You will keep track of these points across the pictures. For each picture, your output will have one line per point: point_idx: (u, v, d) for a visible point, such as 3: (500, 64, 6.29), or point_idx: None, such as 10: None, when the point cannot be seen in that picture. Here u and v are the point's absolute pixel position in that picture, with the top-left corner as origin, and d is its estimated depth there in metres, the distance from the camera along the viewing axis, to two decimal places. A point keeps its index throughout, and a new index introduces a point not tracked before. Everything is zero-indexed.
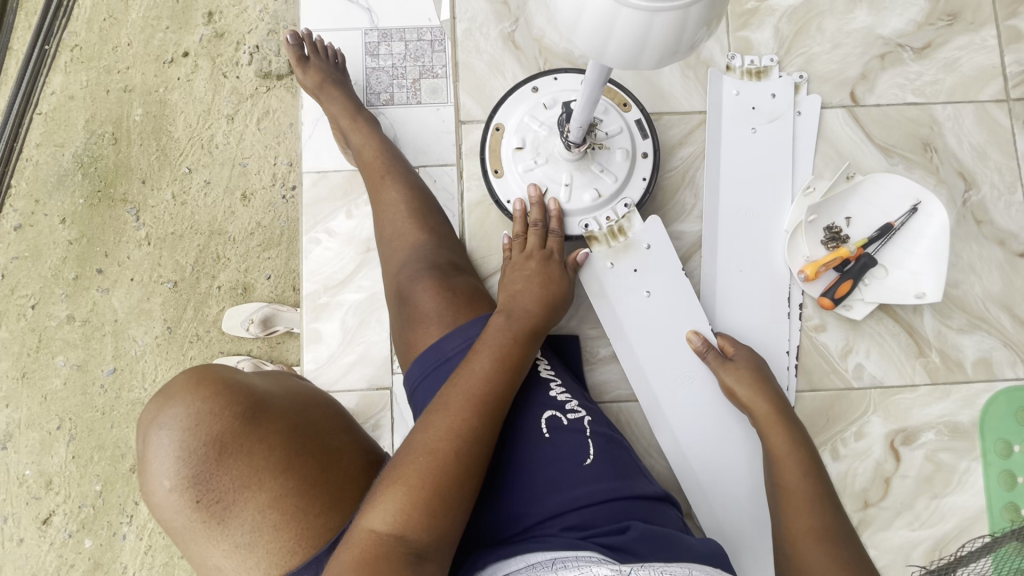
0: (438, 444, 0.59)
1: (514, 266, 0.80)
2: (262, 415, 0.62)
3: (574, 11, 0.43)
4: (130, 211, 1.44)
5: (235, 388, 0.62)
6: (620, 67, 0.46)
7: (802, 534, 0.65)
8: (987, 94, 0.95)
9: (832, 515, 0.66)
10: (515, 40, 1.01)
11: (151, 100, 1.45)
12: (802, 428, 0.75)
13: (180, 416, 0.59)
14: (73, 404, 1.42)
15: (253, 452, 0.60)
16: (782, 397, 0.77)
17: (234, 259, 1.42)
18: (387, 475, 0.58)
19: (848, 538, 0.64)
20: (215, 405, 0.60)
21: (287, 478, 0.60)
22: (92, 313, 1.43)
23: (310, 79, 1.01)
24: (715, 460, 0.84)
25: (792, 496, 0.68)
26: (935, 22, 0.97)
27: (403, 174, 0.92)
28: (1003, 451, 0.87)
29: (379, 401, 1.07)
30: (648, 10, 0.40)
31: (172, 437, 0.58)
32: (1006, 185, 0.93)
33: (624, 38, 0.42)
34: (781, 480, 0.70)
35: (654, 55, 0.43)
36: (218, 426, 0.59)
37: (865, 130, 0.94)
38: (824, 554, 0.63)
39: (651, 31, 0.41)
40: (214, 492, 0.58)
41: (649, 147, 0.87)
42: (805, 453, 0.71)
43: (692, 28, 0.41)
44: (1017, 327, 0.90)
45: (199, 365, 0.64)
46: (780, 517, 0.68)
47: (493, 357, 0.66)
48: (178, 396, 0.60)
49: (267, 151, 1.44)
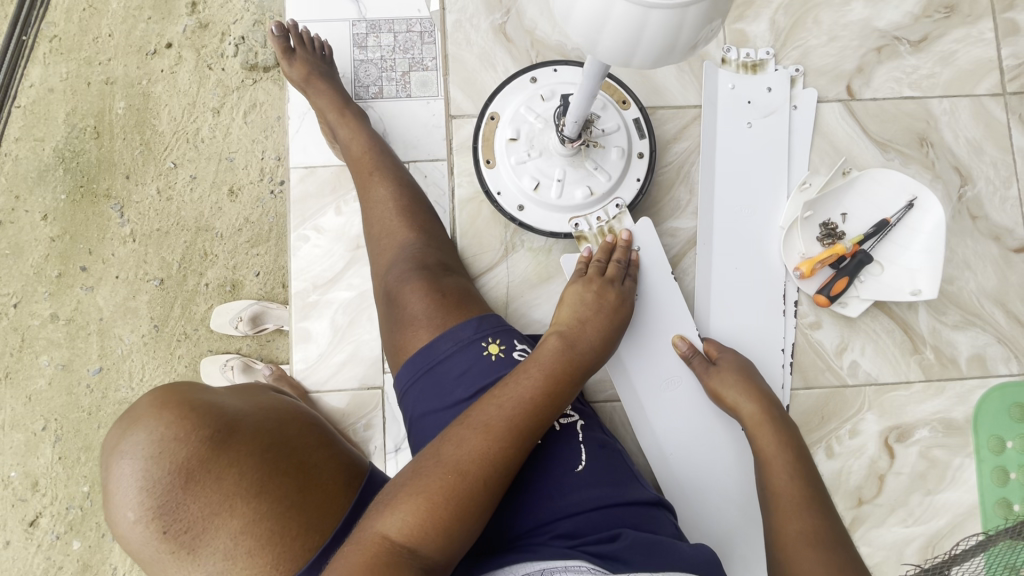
0: (470, 464, 0.55)
1: (587, 287, 0.75)
2: (233, 437, 0.55)
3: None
4: (114, 207, 1.40)
5: (203, 409, 0.54)
6: (612, 64, 0.44)
7: (792, 540, 0.63)
8: (984, 88, 0.94)
9: (825, 516, 0.65)
10: (507, 32, 0.99)
11: (134, 93, 1.41)
12: (792, 425, 0.74)
13: (143, 445, 0.51)
14: (59, 404, 1.39)
15: (224, 477, 0.52)
16: (777, 404, 0.76)
17: (222, 256, 1.40)
18: (405, 483, 0.55)
19: (841, 540, 0.62)
20: (181, 430, 0.52)
21: (261, 501, 0.53)
22: (77, 312, 1.40)
23: (297, 71, 0.98)
24: (691, 471, 0.83)
25: (784, 497, 0.67)
26: (933, 14, 0.95)
27: (391, 171, 0.90)
28: (995, 448, 0.88)
29: (370, 401, 1.06)
30: (643, 6, 0.38)
31: (134, 467, 0.50)
32: (1001, 181, 0.92)
33: (617, 32, 0.41)
34: (770, 482, 0.69)
35: (648, 54, 0.42)
36: (183, 452, 0.51)
37: (861, 124, 0.93)
38: (816, 560, 0.60)
39: (645, 28, 0.39)
40: (182, 520, 0.50)
41: (645, 147, 0.85)
42: (793, 454, 0.70)
43: (688, 30, 0.40)
44: (1011, 324, 0.90)
45: (164, 385, 0.56)
46: (771, 523, 0.66)
47: (543, 384, 0.62)
48: (141, 419, 0.52)
49: (254, 145, 1.41)
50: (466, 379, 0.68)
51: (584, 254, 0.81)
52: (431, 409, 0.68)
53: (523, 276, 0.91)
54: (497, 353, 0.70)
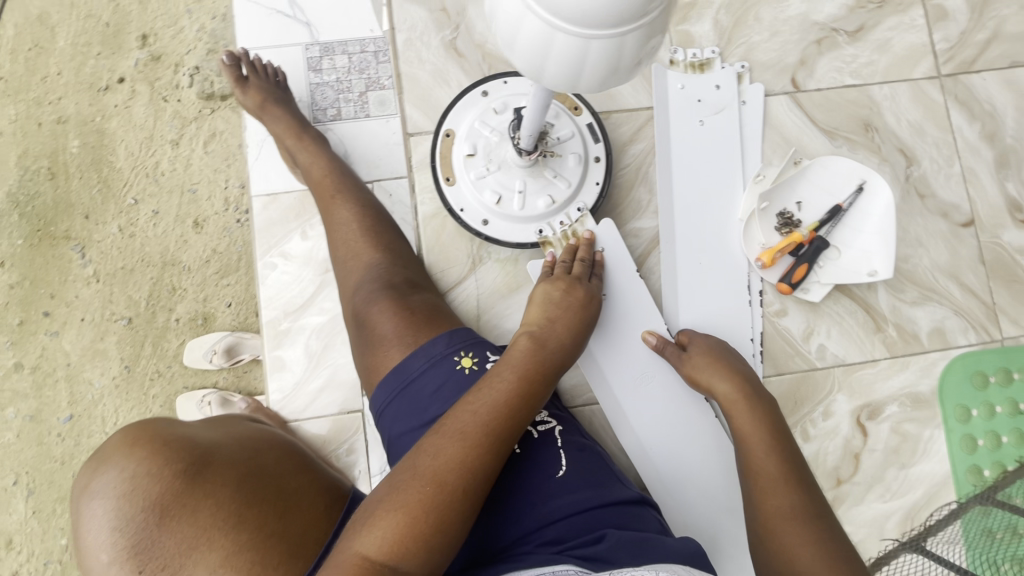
0: (446, 473, 0.55)
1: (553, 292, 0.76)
2: (206, 468, 0.53)
3: (510, 28, 0.37)
4: (75, 248, 1.37)
5: (174, 443, 0.53)
6: (560, 91, 0.41)
7: (775, 515, 0.65)
8: (920, 71, 0.98)
9: (805, 492, 0.66)
10: (458, 47, 0.99)
11: (88, 131, 1.38)
12: (767, 403, 0.75)
13: (114, 483, 0.50)
14: (30, 456, 1.34)
15: (198, 509, 0.51)
16: (752, 382, 0.77)
17: (191, 289, 1.37)
18: (382, 499, 0.54)
19: (820, 512, 0.65)
20: (152, 465, 0.51)
21: (239, 531, 0.51)
22: (43, 359, 1.36)
23: (251, 100, 0.98)
24: (675, 465, 0.83)
25: (762, 475, 0.68)
26: (866, 5, 0.99)
27: (354, 192, 0.90)
28: (962, 417, 0.90)
29: (351, 424, 1.04)
30: (583, 37, 0.35)
31: (106, 507, 0.49)
32: (944, 159, 0.96)
33: (560, 63, 0.37)
34: (751, 461, 0.70)
35: (593, 82, 0.39)
36: (155, 488, 0.50)
37: (809, 115, 0.96)
38: (799, 534, 0.63)
39: (587, 58, 0.36)
40: (158, 557, 0.49)
41: (601, 150, 0.86)
42: (770, 432, 0.71)
43: (630, 55, 0.37)
44: (965, 295, 0.93)
45: (137, 421, 0.55)
46: (753, 501, 0.68)
47: (517, 386, 0.62)
48: (109, 458, 0.51)
49: (216, 174, 1.39)
50: (441, 395, 0.68)
51: (548, 257, 0.81)
52: (408, 428, 0.68)
53: (492, 287, 0.90)
54: (470, 366, 0.69)
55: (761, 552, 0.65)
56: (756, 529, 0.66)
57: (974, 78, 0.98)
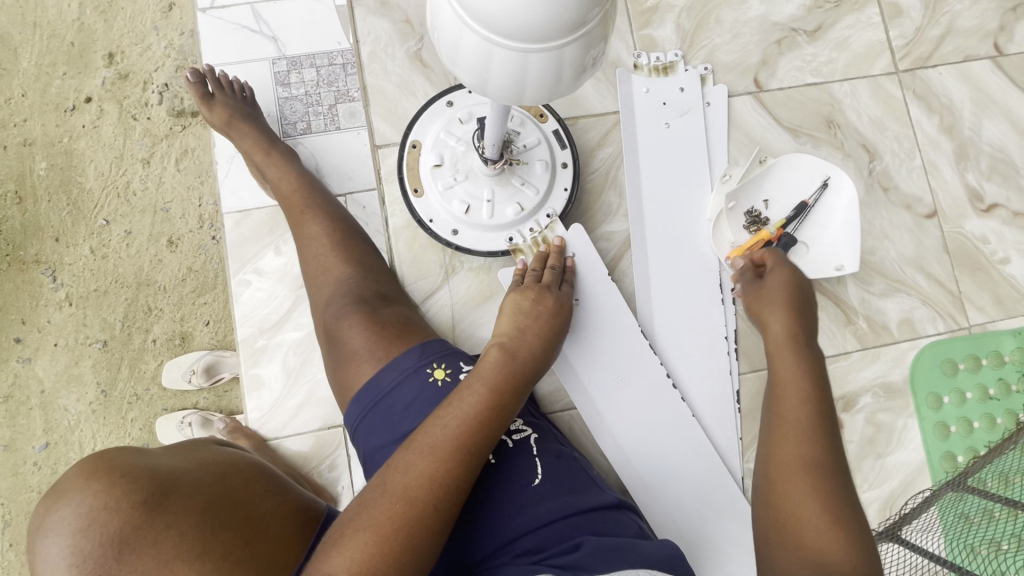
0: (416, 490, 0.55)
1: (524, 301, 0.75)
2: (170, 498, 0.51)
3: (451, 42, 0.37)
4: (46, 272, 1.34)
5: (135, 473, 0.50)
6: (504, 103, 0.41)
7: (789, 463, 0.62)
8: (879, 68, 1.00)
9: (828, 448, 0.63)
10: (423, 58, 0.99)
11: (56, 152, 1.36)
12: (817, 357, 0.72)
13: (70, 519, 0.47)
14: (6, 487, 1.31)
15: (161, 542, 0.48)
16: (807, 334, 0.74)
17: (167, 309, 1.35)
18: (352, 519, 0.54)
19: (839, 476, 0.61)
20: (111, 497, 0.48)
21: (206, 561, 0.49)
22: (16, 386, 1.33)
23: (217, 116, 0.97)
24: (654, 468, 0.83)
25: (787, 421, 0.66)
26: (824, 4, 1.01)
27: (323, 206, 0.89)
28: (934, 405, 0.92)
29: (332, 440, 1.03)
30: (521, 51, 0.35)
31: (62, 544, 0.46)
32: (905, 153, 0.98)
33: (502, 77, 0.37)
34: (779, 404, 0.68)
35: (537, 94, 0.39)
36: (115, 522, 0.47)
37: (773, 114, 0.97)
38: (810, 486, 0.60)
39: (527, 72, 0.36)
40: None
41: (568, 156, 0.87)
42: (811, 383, 0.68)
43: (570, 67, 0.37)
44: (932, 285, 0.95)
45: (95, 453, 0.52)
46: (770, 445, 0.66)
47: (487, 398, 0.62)
48: (67, 492, 0.48)
49: (190, 192, 1.37)
50: (414, 409, 0.67)
51: (519, 265, 0.81)
52: (382, 443, 0.67)
53: (466, 296, 0.90)
54: (443, 378, 0.69)
55: (763, 498, 0.63)
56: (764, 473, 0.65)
57: (931, 73, 1.01)
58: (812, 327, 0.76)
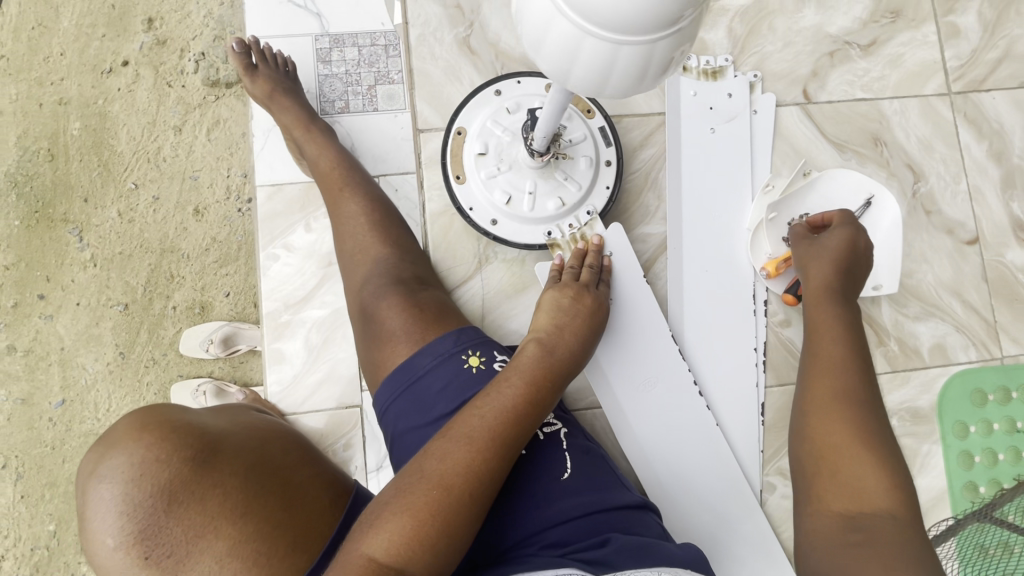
0: (454, 476, 0.55)
1: (560, 297, 0.75)
2: (216, 457, 0.52)
3: (539, 29, 0.37)
4: (73, 231, 1.35)
5: (183, 430, 0.52)
6: (583, 93, 0.41)
7: (823, 395, 0.68)
8: (931, 88, 0.99)
9: (863, 381, 0.68)
10: (471, 45, 0.98)
11: (90, 113, 1.37)
12: (852, 303, 0.75)
13: (122, 468, 0.48)
14: (20, 440, 1.32)
15: (207, 498, 0.50)
16: (849, 282, 0.76)
17: (189, 277, 1.36)
18: (390, 501, 0.54)
19: (875, 405, 0.66)
20: (162, 450, 0.50)
21: (247, 520, 0.51)
22: (36, 342, 1.34)
23: (259, 88, 0.96)
24: (674, 473, 0.83)
25: (824, 361, 0.71)
26: (880, 19, 0.99)
27: (362, 185, 0.89)
28: (960, 433, 0.91)
29: (349, 420, 1.04)
30: (613, 42, 0.34)
31: (114, 491, 0.48)
32: (951, 176, 0.97)
33: (588, 66, 0.37)
34: (816, 346, 0.73)
35: (620, 86, 0.38)
36: (165, 474, 0.49)
37: (819, 127, 0.96)
38: (841, 413, 0.66)
39: (615, 63, 0.36)
40: (164, 544, 0.48)
41: (612, 154, 0.86)
42: (847, 328, 0.72)
43: (658, 62, 0.36)
44: (968, 312, 0.94)
45: (146, 407, 0.54)
46: (807, 380, 0.71)
47: (524, 392, 0.62)
48: (118, 443, 0.50)
49: (219, 162, 1.38)
50: (447, 394, 0.67)
51: (557, 261, 0.81)
52: (412, 426, 0.67)
53: (498, 287, 0.90)
54: (477, 365, 0.69)
55: (803, 430, 0.68)
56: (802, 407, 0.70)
57: (983, 96, 0.99)
58: (857, 276, 0.78)
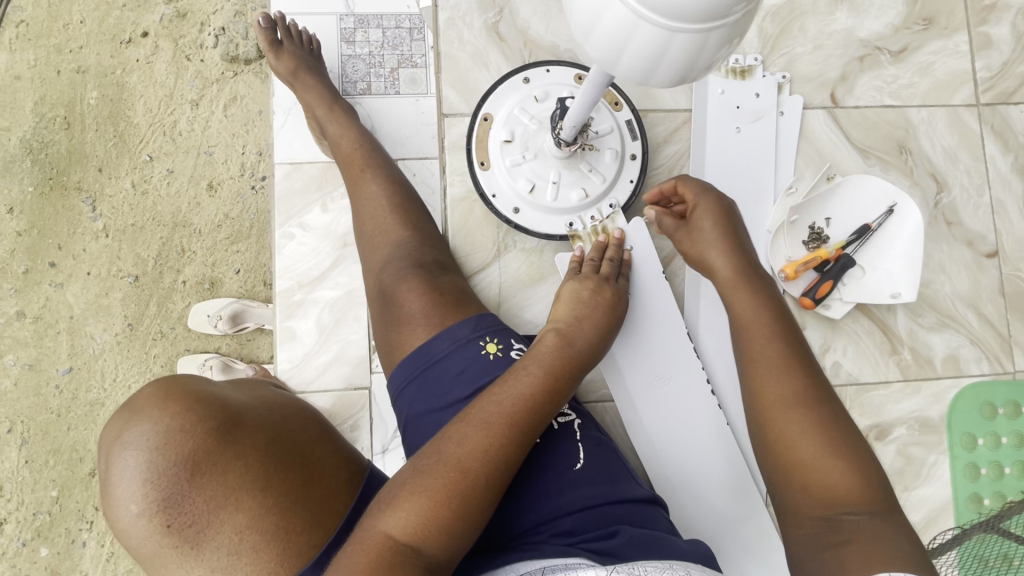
0: (472, 461, 0.55)
1: (580, 289, 0.75)
2: (238, 430, 0.52)
3: (591, 13, 0.37)
4: (86, 200, 1.35)
5: (207, 401, 0.52)
6: (630, 81, 0.40)
7: (773, 401, 0.63)
8: (959, 98, 0.98)
9: (805, 369, 0.64)
10: (500, 31, 0.97)
11: (107, 83, 1.36)
12: (768, 283, 0.72)
13: (147, 436, 0.48)
14: (26, 405, 1.33)
15: (229, 471, 0.50)
16: (745, 253, 0.73)
17: (200, 252, 1.36)
18: (408, 481, 0.54)
19: (823, 392, 0.63)
20: (186, 420, 0.49)
21: (267, 495, 0.51)
22: (45, 309, 1.35)
23: (283, 65, 0.96)
24: (681, 470, 0.83)
25: (762, 360, 0.65)
26: (912, 26, 0.98)
27: (384, 168, 0.89)
28: (968, 444, 0.91)
29: (357, 402, 1.04)
30: (668, 29, 0.34)
31: (138, 458, 0.47)
32: (974, 188, 0.96)
33: (638, 52, 0.36)
34: (749, 346, 0.67)
35: (668, 75, 0.38)
36: (189, 444, 0.48)
37: (845, 132, 0.95)
38: (792, 415, 0.61)
39: (667, 52, 0.36)
40: (187, 513, 0.48)
41: (637, 149, 0.86)
42: (771, 314, 0.68)
43: (710, 51, 0.36)
44: (983, 326, 0.94)
45: (166, 375, 0.53)
46: (750, 385, 0.66)
47: (543, 381, 0.62)
48: (142, 410, 0.49)
49: (234, 139, 1.37)
50: (464, 379, 0.67)
51: (578, 252, 0.81)
52: (427, 408, 0.67)
53: (515, 276, 0.90)
54: (494, 352, 0.69)
55: (761, 439, 0.63)
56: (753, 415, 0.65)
57: (1011, 109, 0.98)
58: (744, 241, 0.75)
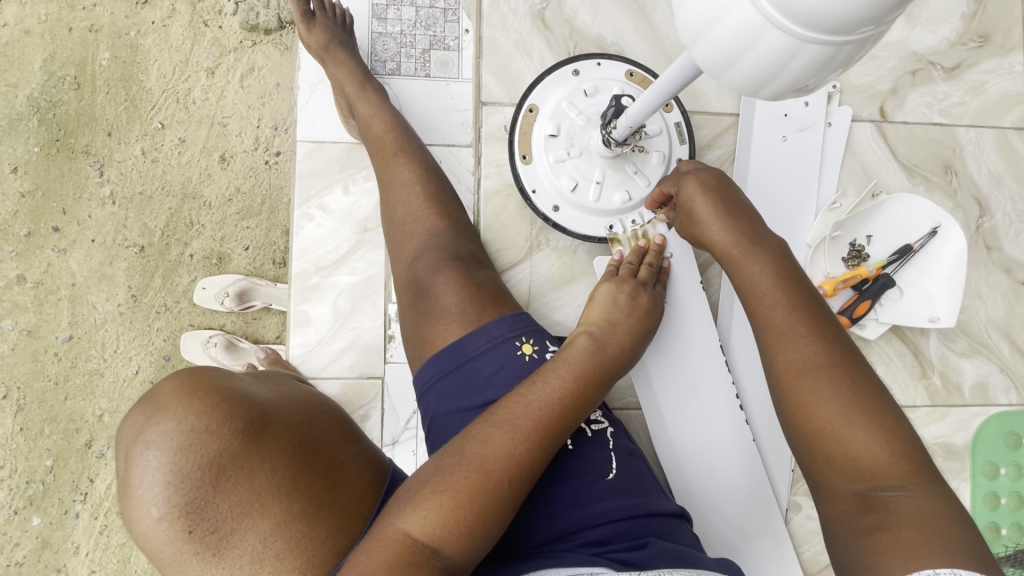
0: (495, 463, 0.53)
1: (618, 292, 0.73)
2: (265, 431, 0.49)
3: (710, 14, 0.34)
4: (93, 164, 1.31)
5: (234, 399, 0.49)
6: (735, 90, 0.38)
7: (792, 370, 0.58)
8: (1009, 120, 0.95)
9: (825, 334, 0.59)
10: (545, 19, 0.94)
11: (121, 44, 1.31)
12: (773, 241, 0.66)
13: (171, 436, 0.44)
14: (23, 371, 1.30)
15: (255, 473, 0.47)
16: (746, 220, 0.67)
17: (209, 226, 1.32)
18: (427, 481, 0.52)
19: (850, 356, 0.58)
20: (212, 420, 0.46)
21: (293, 500, 0.48)
22: (47, 275, 1.30)
23: (315, 39, 0.91)
24: (704, 482, 0.82)
25: (775, 333, 0.60)
26: (967, 42, 0.95)
27: (417, 153, 0.85)
28: (990, 474, 0.90)
29: (369, 391, 1.01)
30: (799, 39, 0.31)
31: (161, 460, 0.44)
32: (1017, 214, 0.94)
33: (757, 61, 0.34)
34: (761, 314, 0.62)
35: (782, 88, 0.35)
36: (214, 446, 0.45)
37: (891, 147, 0.93)
38: (814, 386, 0.56)
39: (789, 64, 0.33)
40: (210, 519, 0.45)
41: (684, 153, 0.83)
42: (784, 278, 0.63)
43: (837, 66, 0.33)
44: (1014, 355, 0.92)
45: (190, 369, 0.50)
46: (767, 355, 0.61)
47: (573, 385, 0.60)
48: (165, 407, 0.46)
49: (250, 111, 1.33)
50: (498, 380, 0.65)
51: (617, 255, 0.79)
52: (457, 408, 0.65)
53: (546, 275, 0.88)
54: (530, 354, 0.67)
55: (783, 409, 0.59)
56: (773, 387, 0.60)
57: None
58: (748, 209, 0.68)
